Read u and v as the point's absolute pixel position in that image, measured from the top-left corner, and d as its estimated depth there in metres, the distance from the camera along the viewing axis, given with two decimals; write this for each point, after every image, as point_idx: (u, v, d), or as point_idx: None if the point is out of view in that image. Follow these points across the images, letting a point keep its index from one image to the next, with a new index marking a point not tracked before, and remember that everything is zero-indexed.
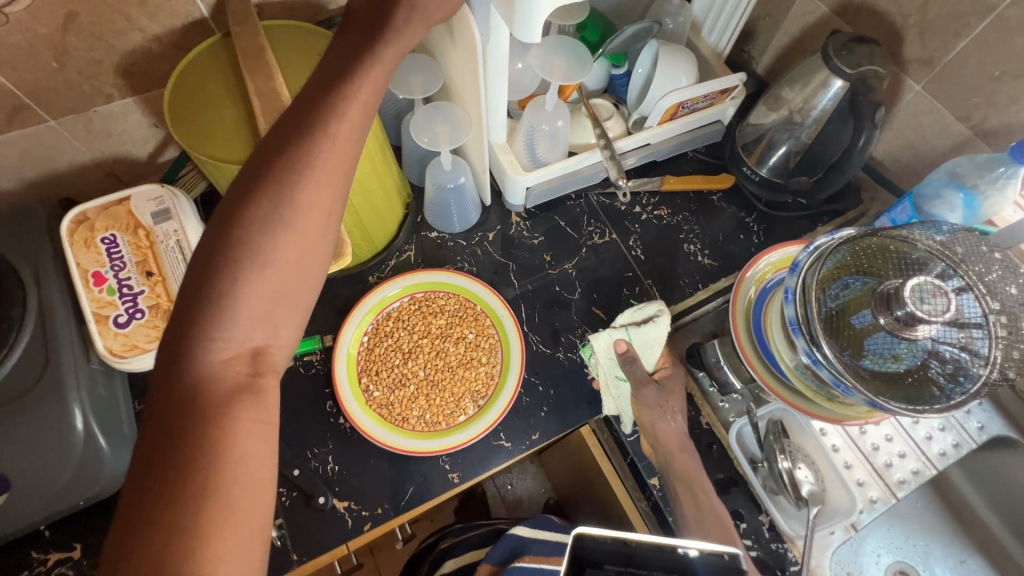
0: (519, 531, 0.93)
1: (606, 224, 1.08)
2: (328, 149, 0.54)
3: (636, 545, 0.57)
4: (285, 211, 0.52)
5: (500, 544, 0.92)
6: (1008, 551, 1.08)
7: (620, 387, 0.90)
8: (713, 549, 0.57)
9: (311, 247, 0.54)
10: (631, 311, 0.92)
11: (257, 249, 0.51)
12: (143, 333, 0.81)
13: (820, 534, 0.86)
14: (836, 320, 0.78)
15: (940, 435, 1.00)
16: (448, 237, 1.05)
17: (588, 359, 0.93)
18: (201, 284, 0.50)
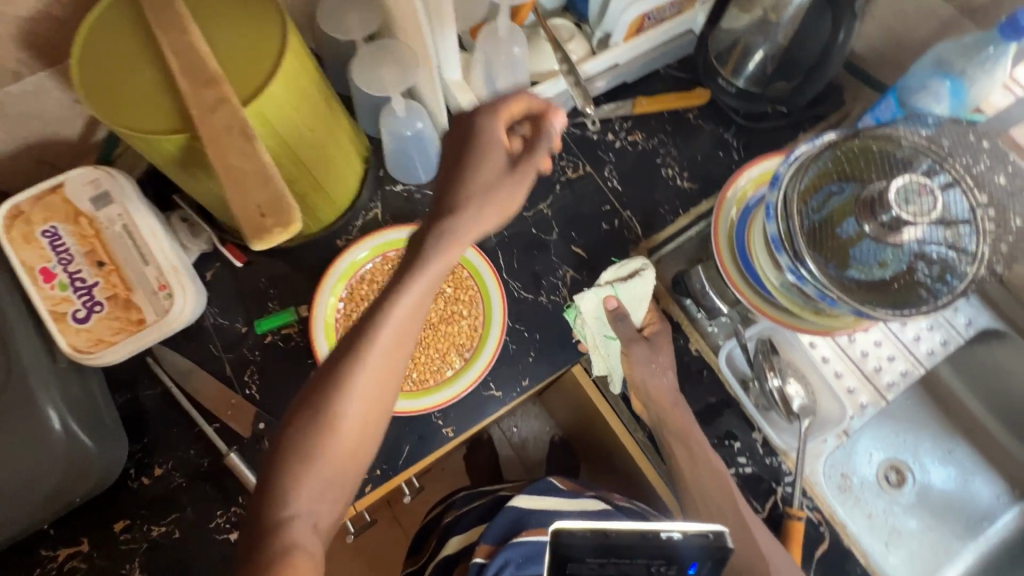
0: (518, 503, 0.88)
1: (578, 156, 1.02)
2: (388, 336, 0.62)
3: (615, 533, 0.52)
4: (352, 390, 0.61)
5: (499, 519, 0.87)
6: (994, 437, 1.12)
7: (609, 346, 0.89)
8: (698, 529, 0.52)
9: (371, 418, 0.63)
10: (614, 267, 0.91)
11: (331, 421, 0.60)
12: (107, 326, 0.78)
13: (812, 444, 0.87)
14: (822, 229, 0.72)
15: (928, 335, 1.01)
16: (415, 189, 1.00)
17: (573, 320, 0.90)
18: (286, 449, 0.61)
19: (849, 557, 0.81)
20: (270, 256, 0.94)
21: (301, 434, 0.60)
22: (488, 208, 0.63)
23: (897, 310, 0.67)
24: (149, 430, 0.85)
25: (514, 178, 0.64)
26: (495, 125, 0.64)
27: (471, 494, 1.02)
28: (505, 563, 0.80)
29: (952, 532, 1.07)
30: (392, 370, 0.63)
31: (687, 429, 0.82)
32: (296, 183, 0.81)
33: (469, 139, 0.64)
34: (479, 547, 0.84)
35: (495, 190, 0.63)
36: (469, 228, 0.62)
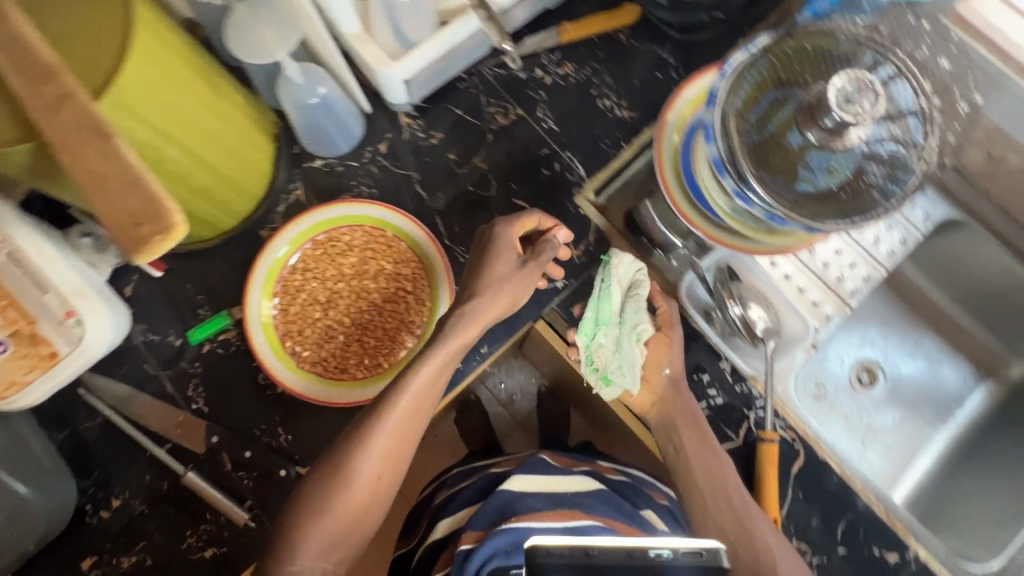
0: (510, 487, 0.80)
1: (508, 100, 0.94)
2: (403, 416, 0.72)
3: (597, 553, 0.54)
4: (367, 458, 0.70)
5: (488, 506, 0.78)
6: (960, 325, 1.12)
7: (623, 347, 0.81)
8: (691, 547, 0.56)
9: (380, 485, 0.72)
10: (630, 257, 0.82)
11: (344, 485, 0.70)
12: (19, 367, 0.72)
13: (781, 364, 0.86)
14: (766, 144, 0.67)
15: (886, 235, 0.99)
16: (336, 162, 0.92)
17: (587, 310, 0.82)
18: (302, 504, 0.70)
19: (825, 468, 0.82)
20: (192, 260, 0.87)
21: (320, 491, 0.70)
22: (496, 297, 0.74)
23: (847, 220, 0.64)
24: (97, 463, 0.80)
25: (521, 279, 0.76)
26: (508, 227, 0.77)
27: (464, 474, 1.00)
28: (491, 554, 0.69)
29: (924, 420, 1.09)
30: (402, 441, 0.72)
31: (697, 419, 0.79)
32: (195, 178, 0.73)
33: (487, 247, 0.77)
34: (466, 535, 0.75)
35: (507, 282, 0.75)
36: (480, 313, 0.73)
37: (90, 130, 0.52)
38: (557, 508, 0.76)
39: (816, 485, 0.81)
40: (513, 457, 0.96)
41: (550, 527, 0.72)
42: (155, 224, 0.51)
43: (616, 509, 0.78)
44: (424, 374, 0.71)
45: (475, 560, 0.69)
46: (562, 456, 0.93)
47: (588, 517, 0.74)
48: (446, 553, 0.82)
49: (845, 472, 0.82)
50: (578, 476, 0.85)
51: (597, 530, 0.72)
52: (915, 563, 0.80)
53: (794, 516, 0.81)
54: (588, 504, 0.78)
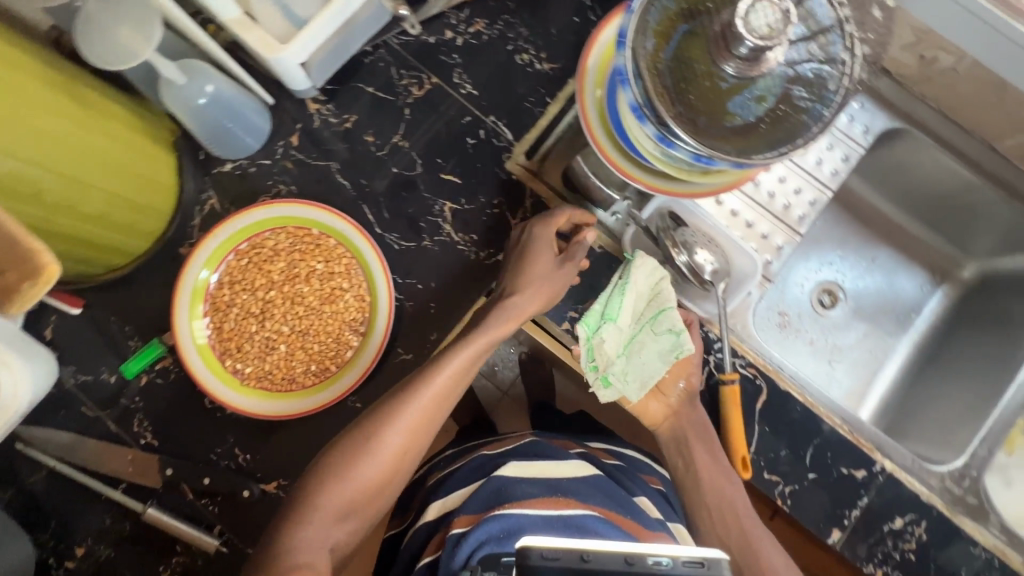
0: (505, 472, 0.68)
1: (420, 69, 0.88)
2: (434, 386, 0.70)
3: (594, 558, 0.46)
4: (394, 423, 0.68)
5: (481, 489, 0.66)
6: (911, 233, 1.13)
7: (635, 360, 0.78)
8: (692, 556, 0.47)
9: (404, 455, 0.69)
10: (658, 281, 0.77)
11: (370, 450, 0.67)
12: None
13: (734, 304, 0.86)
14: (683, 82, 0.62)
15: (827, 154, 0.98)
16: (247, 162, 0.85)
17: (595, 326, 0.78)
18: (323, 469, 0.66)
19: (788, 399, 0.82)
20: (111, 291, 0.81)
21: (342, 458, 0.66)
22: (539, 300, 0.75)
23: (774, 153, 0.61)
24: (52, 515, 0.77)
25: (559, 277, 0.76)
26: (542, 225, 0.77)
27: (454, 453, 0.84)
28: (483, 540, 0.59)
29: (885, 332, 1.11)
30: (431, 414, 0.70)
31: (709, 434, 0.80)
32: (86, 205, 0.67)
33: (525, 249, 0.77)
34: (458, 519, 0.64)
35: (545, 279, 0.75)
36: (520, 310, 0.74)
37: None
38: (552, 495, 0.65)
39: (781, 416, 0.82)
40: (501, 440, 0.81)
41: (543, 516, 0.61)
42: (23, 268, 0.46)
43: (612, 499, 0.67)
44: (466, 355, 0.72)
45: (467, 545, 0.58)
46: (556, 438, 0.83)
47: (584, 507, 0.63)
48: (439, 535, 0.66)
49: (807, 400, 0.82)
50: (575, 460, 0.73)
51: (594, 521, 0.61)
52: (882, 475, 0.82)
53: (762, 450, 0.82)
54: (580, 490, 0.66)
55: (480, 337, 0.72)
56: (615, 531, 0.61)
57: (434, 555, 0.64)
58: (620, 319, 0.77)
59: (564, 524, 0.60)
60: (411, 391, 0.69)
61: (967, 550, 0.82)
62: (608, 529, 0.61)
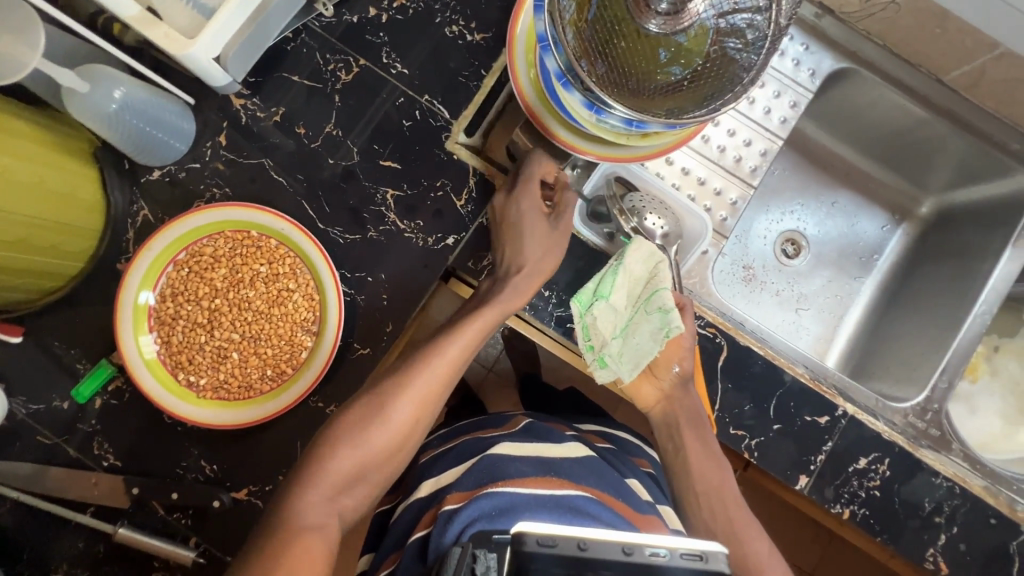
0: (499, 451, 0.69)
1: (346, 51, 0.83)
2: (448, 359, 0.70)
3: (591, 547, 0.46)
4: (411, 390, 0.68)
5: (474, 467, 0.66)
6: (868, 174, 1.12)
7: (629, 344, 0.76)
8: (690, 548, 0.47)
9: (413, 429, 0.68)
10: (654, 262, 0.75)
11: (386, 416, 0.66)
12: None
13: (687, 265, 0.85)
14: (607, 42, 0.59)
15: (776, 103, 0.96)
16: (175, 167, 0.82)
17: (588, 307, 0.77)
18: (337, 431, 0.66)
19: (750, 353, 0.83)
20: (50, 316, 0.79)
21: (356, 421, 0.66)
22: (541, 269, 0.75)
23: (706, 110, 0.58)
24: (24, 544, 0.77)
25: (559, 239, 0.77)
26: (531, 185, 0.75)
27: (448, 433, 0.83)
28: (474, 518, 0.57)
29: (848, 276, 1.12)
30: (442, 386, 0.70)
31: (700, 419, 0.78)
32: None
33: (516, 220, 0.75)
34: (449, 497, 0.64)
35: (543, 241, 0.75)
36: (524, 287, 0.74)
37: None
38: (544, 475, 0.65)
39: (743, 371, 0.83)
40: (494, 424, 0.79)
41: (535, 495, 0.61)
42: None
43: (605, 481, 0.68)
44: (474, 328, 0.72)
45: (458, 524, 0.58)
46: (548, 420, 0.85)
47: (576, 488, 0.63)
48: (430, 512, 0.65)
49: (768, 353, 0.83)
50: (572, 442, 0.75)
51: (586, 502, 0.61)
52: (845, 418, 0.83)
53: (727, 407, 0.83)
54: (574, 472, 0.67)
55: (486, 310, 0.73)
56: (609, 513, 0.61)
57: (423, 532, 0.62)
58: (614, 299, 0.76)
59: (556, 505, 0.59)
60: (425, 360, 0.70)
61: (929, 481, 0.83)
62: (600, 510, 0.60)
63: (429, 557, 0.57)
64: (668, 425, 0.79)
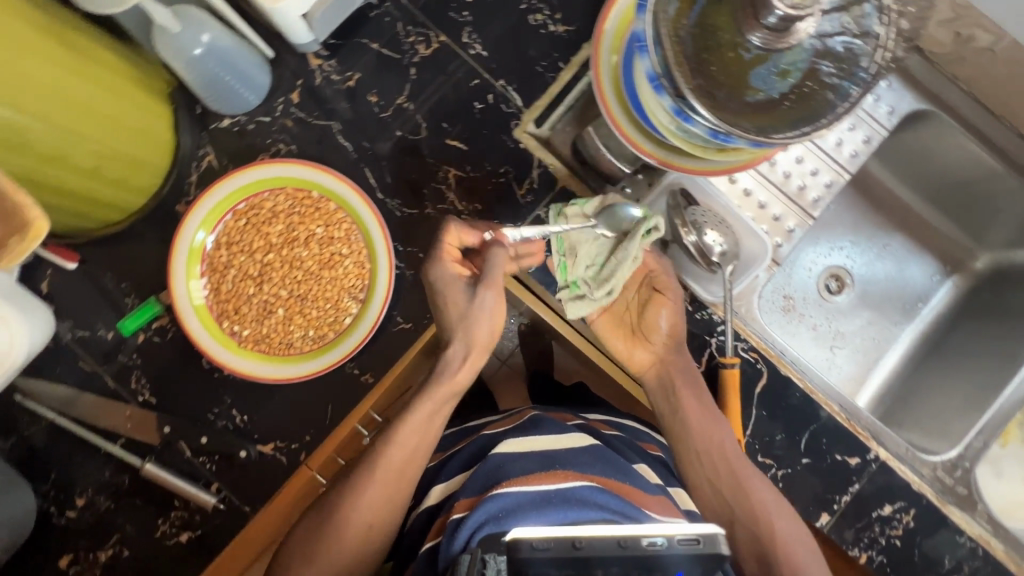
0: (505, 451, 0.66)
1: (428, 25, 0.83)
2: (410, 427, 0.69)
3: (585, 544, 0.47)
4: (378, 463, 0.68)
5: (478, 471, 0.64)
6: (926, 221, 1.09)
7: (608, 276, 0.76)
8: (687, 534, 0.48)
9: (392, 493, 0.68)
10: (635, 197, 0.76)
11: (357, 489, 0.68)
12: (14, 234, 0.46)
13: (741, 287, 0.83)
14: (706, 47, 0.58)
15: (850, 135, 0.94)
16: (245, 118, 0.82)
17: (565, 213, 0.77)
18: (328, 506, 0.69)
19: (789, 384, 0.82)
20: (107, 247, 0.80)
21: (306, 545, 0.68)
22: (467, 339, 0.69)
23: (797, 133, 0.57)
24: (53, 464, 0.78)
25: (478, 309, 0.68)
26: (439, 259, 0.70)
27: (458, 435, 0.80)
28: (480, 522, 0.56)
29: (890, 320, 1.09)
30: (411, 455, 0.69)
31: (697, 380, 0.77)
32: (78, 159, 0.65)
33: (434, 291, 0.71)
34: (458, 504, 0.62)
35: (458, 313, 0.69)
36: (456, 358, 0.70)
37: None
38: (549, 469, 0.62)
39: (779, 401, 0.82)
40: (510, 418, 0.79)
41: (539, 492, 0.58)
42: (11, 225, 0.45)
43: (612, 467, 0.65)
44: (411, 425, 0.69)
45: (465, 530, 0.56)
46: (554, 411, 0.81)
47: (581, 479, 0.60)
48: (439, 520, 0.63)
49: (808, 387, 0.82)
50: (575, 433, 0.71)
51: (593, 491, 0.58)
52: (876, 463, 0.82)
53: (758, 434, 0.82)
54: (579, 459, 0.65)
55: (416, 409, 0.69)
56: (617, 500, 0.59)
57: (433, 541, 0.61)
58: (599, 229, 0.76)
59: (562, 500, 0.56)
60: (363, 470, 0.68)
61: (952, 539, 0.82)
62: (608, 498, 0.58)
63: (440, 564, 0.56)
64: (663, 384, 0.78)
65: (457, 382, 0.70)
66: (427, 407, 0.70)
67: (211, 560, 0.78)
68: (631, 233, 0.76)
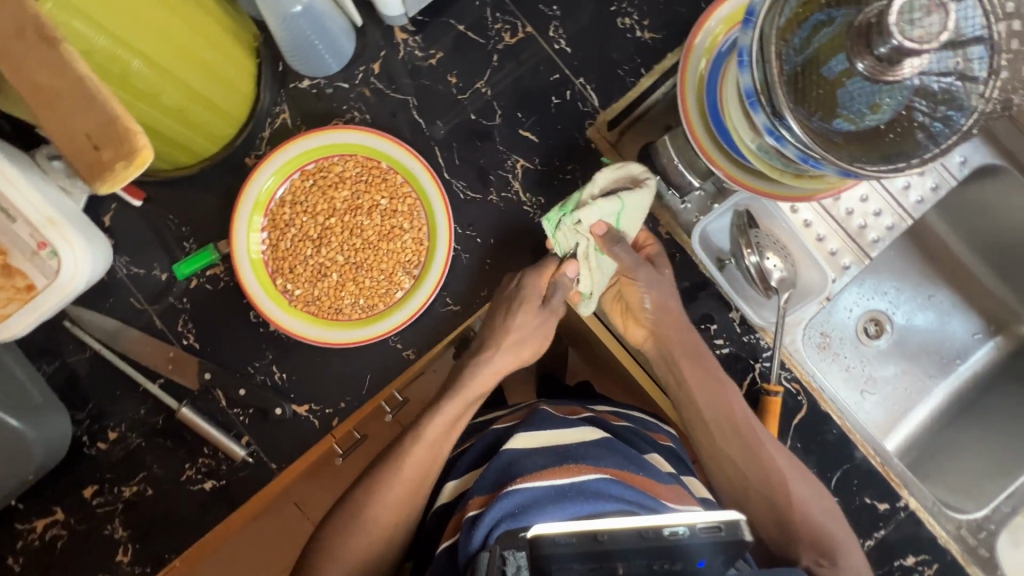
0: (515, 446, 0.66)
1: (516, 15, 0.84)
2: (441, 423, 0.71)
3: (608, 537, 0.47)
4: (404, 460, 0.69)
5: (489, 467, 0.65)
6: (976, 278, 1.05)
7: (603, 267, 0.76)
8: (709, 521, 0.47)
9: (416, 488, 0.69)
10: (613, 175, 0.74)
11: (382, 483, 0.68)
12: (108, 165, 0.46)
13: (792, 315, 0.83)
14: (802, 76, 0.59)
15: (918, 181, 0.93)
16: (324, 82, 0.83)
17: (557, 226, 0.74)
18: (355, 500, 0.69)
19: (826, 420, 0.82)
20: (174, 189, 0.81)
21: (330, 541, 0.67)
22: (513, 345, 0.75)
23: (889, 166, 0.57)
24: (91, 395, 0.79)
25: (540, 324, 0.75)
26: (531, 275, 0.75)
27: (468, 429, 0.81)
28: (498, 519, 0.56)
29: (925, 372, 1.04)
30: (438, 453, 0.70)
31: (695, 347, 0.75)
32: (167, 97, 0.65)
33: (509, 299, 0.75)
34: (471, 502, 0.62)
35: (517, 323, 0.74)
36: (496, 364, 0.74)
37: (37, 37, 0.44)
38: (561, 462, 0.63)
39: (815, 436, 0.81)
40: (516, 412, 0.78)
41: (553, 486, 0.59)
42: (116, 148, 0.45)
43: (625, 458, 0.66)
44: (438, 425, 0.71)
45: (482, 527, 0.55)
46: (561, 403, 0.79)
47: (594, 470, 0.61)
48: (454, 519, 0.64)
49: (846, 425, 0.82)
50: (583, 427, 0.71)
51: (607, 484, 0.59)
52: (904, 511, 0.81)
53: None
54: (589, 453, 0.65)
55: (443, 411, 0.71)
56: (631, 491, 0.60)
57: (450, 539, 0.61)
58: (586, 224, 0.73)
59: (577, 492, 0.58)
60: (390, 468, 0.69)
61: None
62: (623, 489, 0.59)
63: (460, 563, 0.56)
64: (665, 358, 0.76)
65: (487, 387, 0.75)
66: (453, 409, 0.71)
67: (231, 511, 0.78)
68: (621, 216, 0.74)
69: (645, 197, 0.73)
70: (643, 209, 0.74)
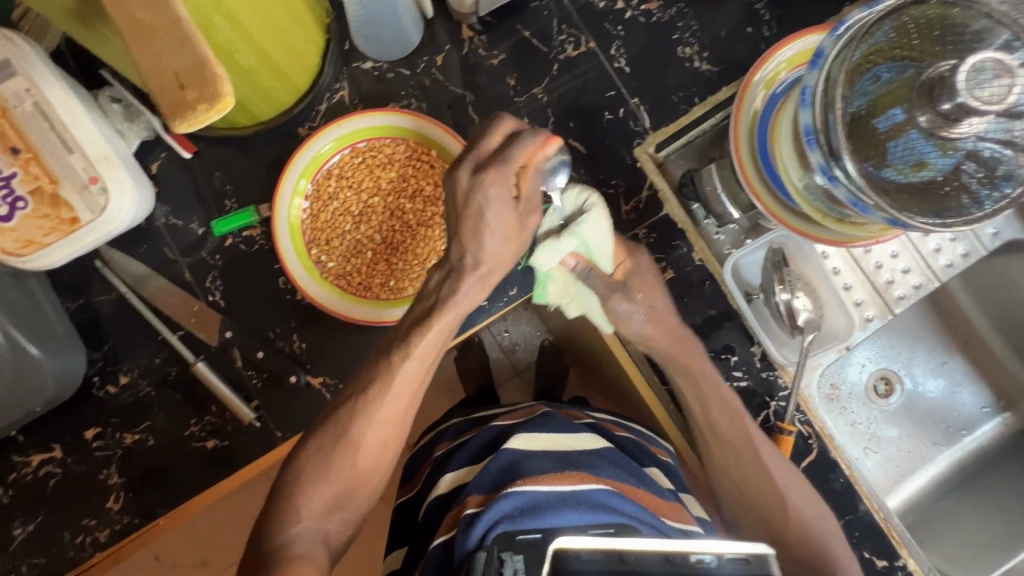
0: (515, 445, 0.65)
1: (582, 30, 0.86)
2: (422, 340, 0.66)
3: (633, 558, 0.46)
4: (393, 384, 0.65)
5: (488, 466, 0.64)
6: (993, 352, 1.03)
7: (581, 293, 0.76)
8: (737, 552, 0.46)
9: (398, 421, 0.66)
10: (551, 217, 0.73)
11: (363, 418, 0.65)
12: (182, 106, 0.45)
13: (813, 357, 0.84)
14: (858, 124, 0.61)
15: (948, 245, 0.94)
16: (386, 66, 0.85)
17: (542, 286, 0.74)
18: None
19: (833, 468, 0.82)
20: (223, 147, 0.82)
21: None
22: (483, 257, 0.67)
23: (936, 220, 0.58)
24: (109, 337, 0.79)
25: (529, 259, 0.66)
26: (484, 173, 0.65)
27: (464, 425, 0.82)
28: (496, 519, 0.55)
29: (930, 439, 1.02)
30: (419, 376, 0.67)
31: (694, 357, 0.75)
32: (240, 55, 0.66)
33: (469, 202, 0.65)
34: (470, 499, 0.61)
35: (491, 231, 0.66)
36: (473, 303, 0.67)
37: None
38: (563, 470, 0.62)
39: (821, 481, 0.81)
40: (516, 413, 0.80)
41: (556, 492, 0.58)
42: (201, 91, 0.45)
43: (625, 470, 0.65)
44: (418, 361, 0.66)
45: (480, 526, 0.55)
46: (561, 407, 0.81)
47: (596, 480, 0.60)
48: (450, 515, 0.62)
49: (854, 476, 0.81)
50: (587, 433, 0.70)
51: (609, 495, 0.58)
52: (902, 571, 0.80)
53: None
54: (593, 462, 0.64)
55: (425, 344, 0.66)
56: (632, 505, 0.59)
57: (446, 536, 0.60)
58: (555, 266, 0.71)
59: (578, 501, 0.57)
60: (379, 386, 0.65)
61: None
62: (624, 502, 0.59)
63: (455, 562, 0.55)
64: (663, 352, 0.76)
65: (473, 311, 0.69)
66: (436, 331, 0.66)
67: (228, 473, 0.78)
68: (586, 243, 0.71)
69: (599, 216, 0.70)
70: (604, 226, 0.71)
